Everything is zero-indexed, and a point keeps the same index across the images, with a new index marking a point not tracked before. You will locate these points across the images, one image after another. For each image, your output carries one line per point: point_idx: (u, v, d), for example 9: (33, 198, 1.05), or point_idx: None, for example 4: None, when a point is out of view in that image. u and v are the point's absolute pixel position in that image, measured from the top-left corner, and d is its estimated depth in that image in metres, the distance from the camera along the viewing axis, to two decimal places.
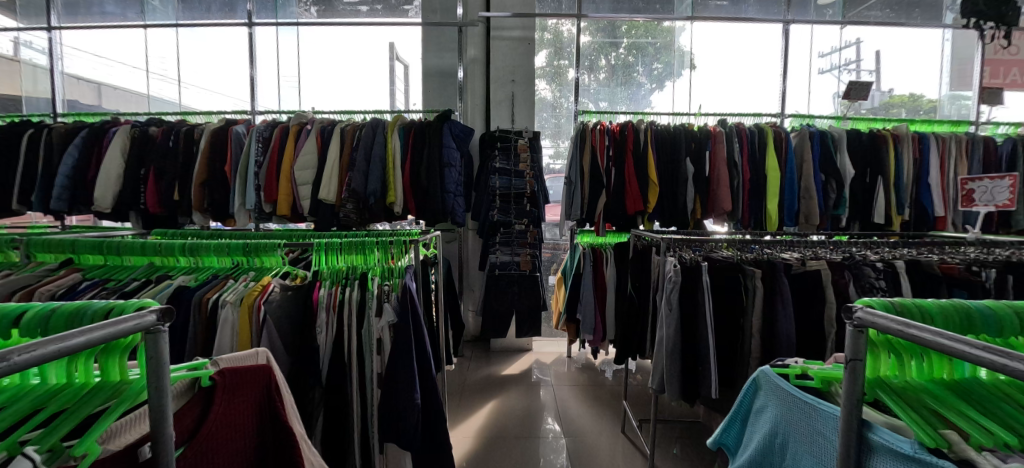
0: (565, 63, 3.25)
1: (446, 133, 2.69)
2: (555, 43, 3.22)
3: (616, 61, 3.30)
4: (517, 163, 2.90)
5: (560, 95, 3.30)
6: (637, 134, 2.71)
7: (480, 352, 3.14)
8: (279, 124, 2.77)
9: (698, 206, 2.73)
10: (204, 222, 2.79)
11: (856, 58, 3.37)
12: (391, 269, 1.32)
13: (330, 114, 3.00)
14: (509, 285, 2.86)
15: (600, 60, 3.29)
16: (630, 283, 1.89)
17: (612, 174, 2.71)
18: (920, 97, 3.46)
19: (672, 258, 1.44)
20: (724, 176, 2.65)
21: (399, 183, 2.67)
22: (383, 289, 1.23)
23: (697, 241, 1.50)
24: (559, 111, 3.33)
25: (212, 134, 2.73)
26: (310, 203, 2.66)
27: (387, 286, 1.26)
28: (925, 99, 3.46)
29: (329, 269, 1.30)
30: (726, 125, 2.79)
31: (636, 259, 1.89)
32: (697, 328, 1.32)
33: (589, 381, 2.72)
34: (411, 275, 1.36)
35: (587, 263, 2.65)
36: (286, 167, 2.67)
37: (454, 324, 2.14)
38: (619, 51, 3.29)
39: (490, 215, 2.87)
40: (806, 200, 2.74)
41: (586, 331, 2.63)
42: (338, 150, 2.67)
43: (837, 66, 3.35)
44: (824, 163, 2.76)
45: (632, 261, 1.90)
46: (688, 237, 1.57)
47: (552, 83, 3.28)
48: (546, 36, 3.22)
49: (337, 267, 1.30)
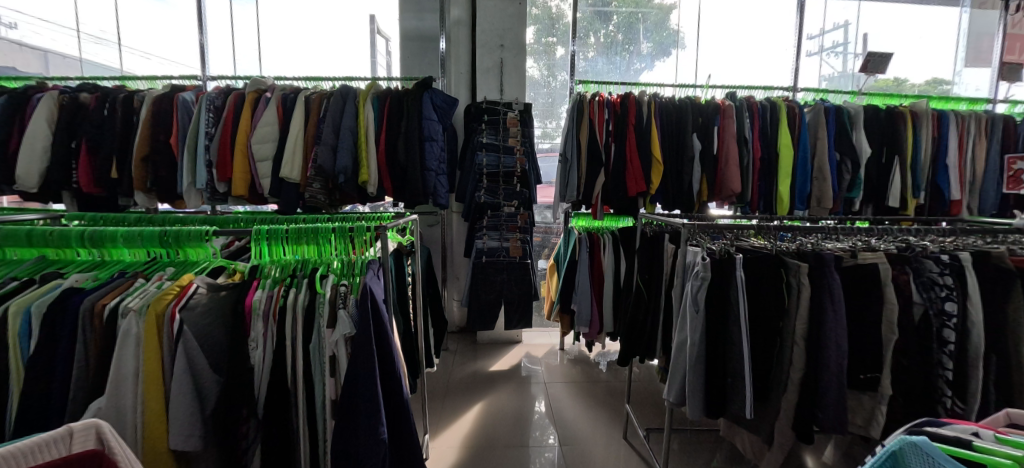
0: (555, 40, 2.98)
1: (426, 102, 2.38)
2: (545, 19, 2.95)
3: (606, 39, 3.01)
4: (506, 138, 2.61)
5: (551, 73, 3.04)
6: (639, 107, 2.43)
7: (466, 344, 2.89)
8: (233, 91, 2.43)
9: (705, 187, 2.46)
10: (150, 204, 2.44)
11: (845, 41, 3.14)
12: (351, 265, 1.07)
13: (293, 80, 2.61)
14: (498, 272, 2.61)
15: (589, 37, 2.98)
16: (639, 274, 1.63)
17: (612, 150, 2.43)
18: (903, 81, 3.25)
19: (695, 248, 1.19)
20: (735, 154, 2.40)
21: (373, 158, 2.33)
22: (338, 292, 0.95)
23: (721, 228, 1.26)
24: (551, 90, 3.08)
25: (155, 101, 2.40)
26: (271, 182, 2.31)
27: (344, 287, 0.98)
28: (908, 84, 3.25)
29: (275, 264, 1.06)
30: (736, 99, 2.55)
31: (648, 245, 1.64)
32: (727, 332, 1.09)
33: (583, 376, 2.51)
34: (378, 272, 1.08)
35: (584, 249, 2.44)
36: (242, 139, 2.31)
37: (438, 319, 1.83)
38: (608, 28, 2.99)
39: (476, 196, 2.58)
40: (819, 182, 2.52)
41: (581, 324, 2.42)
42: (302, 120, 2.34)
43: (826, 49, 3.10)
44: (840, 141, 2.55)
45: (641, 248, 1.65)
46: (709, 223, 1.34)
47: (541, 62, 3.02)
48: (535, 11, 2.94)
49: (284, 262, 1.07)
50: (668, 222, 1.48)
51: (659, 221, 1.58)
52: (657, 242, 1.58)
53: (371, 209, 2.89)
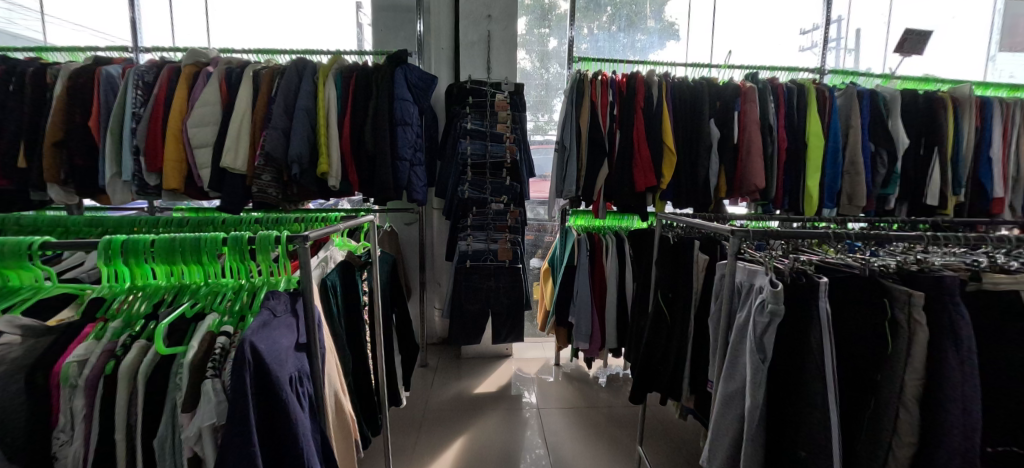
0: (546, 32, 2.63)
1: (398, 79, 2.00)
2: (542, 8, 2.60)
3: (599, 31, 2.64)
4: (493, 124, 2.26)
5: (547, 65, 2.71)
6: (648, 88, 2.09)
7: (448, 358, 2.54)
8: (168, 64, 2.03)
9: (723, 181, 2.13)
10: (68, 200, 2.03)
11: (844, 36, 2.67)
12: (244, 300, 0.80)
13: (243, 53, 2.21)
14: (484, 279, 2.26)
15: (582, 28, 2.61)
16: (662, 291, 1.27)
17: (617, 138, 2.08)
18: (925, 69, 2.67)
19: (761, 267, 0.84)
20: (758, 142, 2.07)
21: (335, 144, 1.92)
22: (212, 354, 0.69)
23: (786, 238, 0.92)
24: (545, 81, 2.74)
25: (72, 75, 1.99)
26: (210, 172, 1.92)
27: (224, 337, 0.72)
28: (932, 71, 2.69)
29: (140, 295, 0.79)
30: (758, 80, 2.22)
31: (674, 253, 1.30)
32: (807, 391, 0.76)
33: (582, 398, 2.18)
34: (291, 306, 0.75)
35: (584, 252, 2.13)
36: (174, 121, 1.92)
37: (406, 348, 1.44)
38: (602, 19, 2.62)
39: (460, 191, 2.22)
40: (851, 176, 2.21)
41: (580, 338, 2.10)
42: (249, 98, 1.94)
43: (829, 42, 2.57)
44: (873, 129, 2.24)
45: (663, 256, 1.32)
46: (769, 230, 0.99)
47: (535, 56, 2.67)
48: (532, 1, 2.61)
49: (150, 293, 0.80)
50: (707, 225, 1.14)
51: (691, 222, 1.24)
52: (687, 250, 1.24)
53: (344, 206, 2.58)
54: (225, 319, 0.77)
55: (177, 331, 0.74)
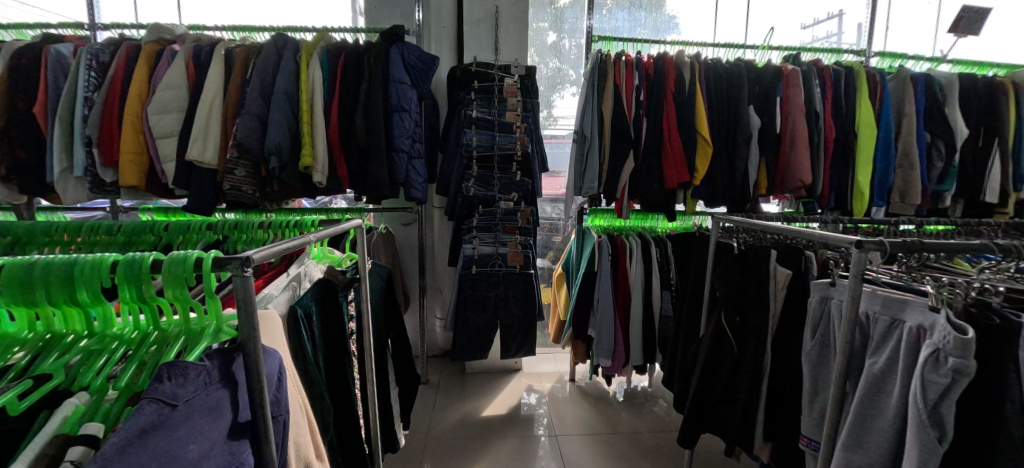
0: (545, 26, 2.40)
1: (394, 58, 1.73)
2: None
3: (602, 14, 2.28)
4: (502, 112, 2.00)
5: (557, 52, 2.45)
6: (679, 70, 1.83)
7: (451, 373, 2.29)
8: (127, 42, 1.76)
9: (763, 176, 1.88)
10: (12, 199, 1.76)
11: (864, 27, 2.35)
12: (140, 368, 0.55)
13: (216, 31, 1.93)
14: (491, 288, 2.00)
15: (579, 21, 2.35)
16: (725, 314, 1.00)
17: (644, 127, 1.82)
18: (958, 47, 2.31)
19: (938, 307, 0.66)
20: (804, 131, 1.82)
21: (320, 133, 1.65)
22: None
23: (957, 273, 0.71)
24: (555, 67, 2.48)
25: (13, 54, 1.71)
26: (175, 167, 1.65)
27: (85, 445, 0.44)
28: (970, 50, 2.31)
29: None
30: (800, 62, 1.97)
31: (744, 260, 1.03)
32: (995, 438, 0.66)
33: (604, 421, 1.93)
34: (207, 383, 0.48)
35: (605, 257, 1.87)
36: (132, 107, 1.64)
37: (403, 380, 1.18)
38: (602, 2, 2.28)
39: (464, 188, 1.96)
40: (904, 171, 1.97)
41: (602, 354, 1.84)
42: (221, 80, 1.67)
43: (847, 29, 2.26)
44: (928, 118, 2.00)
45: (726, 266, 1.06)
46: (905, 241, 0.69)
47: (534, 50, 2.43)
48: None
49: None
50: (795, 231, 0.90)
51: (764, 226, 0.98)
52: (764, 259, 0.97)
53: (339, 203, 2.37)
54: (106, 402, 0.51)
55: (10, 433, 0.45)
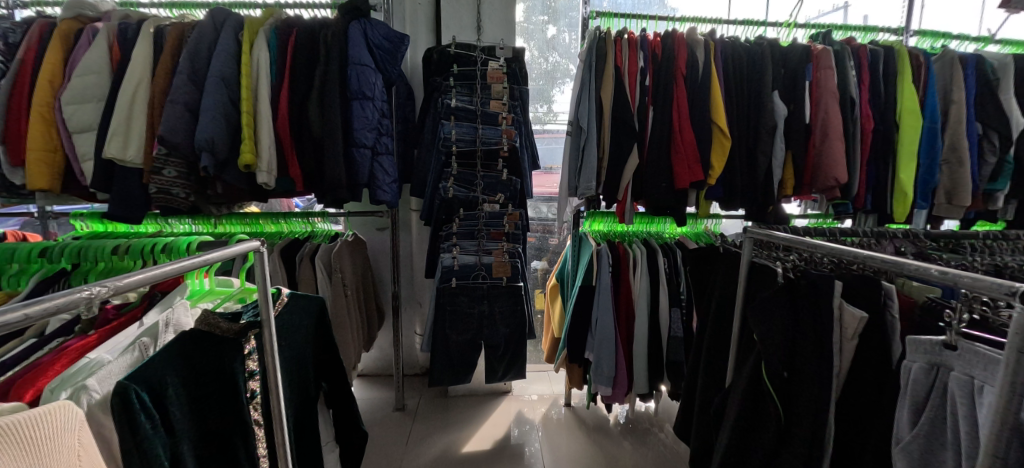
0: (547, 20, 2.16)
1: (354, 36, 1.46)
2: None
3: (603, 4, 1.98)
4: (485, 101, 1.73)
5: (551, 34, 2.18)
6: (692, 49, 1.56)
7: (432, 396, 2.03)
8: (40, 19, 1.49)
9: (790, 174, 1.61)
10: None
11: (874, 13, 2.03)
12: None
13: (154, 7, 1.67)
14: (474, 303, 1.73)
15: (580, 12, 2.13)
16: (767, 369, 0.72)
17: (650, 117, 1.55)
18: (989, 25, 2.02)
19: None
20: (838, 121, 1.55)
21: (266, 125, 1.38)
22: None
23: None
24: (550, 51, 2.20)
25: None
26: (94, 165, 1.39)
27: None
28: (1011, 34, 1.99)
29: None
30: (832, 40, 1.69)
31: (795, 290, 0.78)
32: None
33: (603, 457, 1.67)
34: None
35: (605, 269, 1.61)
36: (41, 95, 1.38)
37: (344, 439, 0.92)
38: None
39: (442, 188, 1.69)
40: (952, 167, 1.69)
41: (602, 382, 1.59)
42: (148, 63, 1.41)
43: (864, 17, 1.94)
44: (979, 105, 1.73)
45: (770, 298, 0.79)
46: None
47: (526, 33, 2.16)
48: None
49: None
50: (871, 262, 0.63)
51: (824, 247, 0.71)
52: (822, 292, 0.71)
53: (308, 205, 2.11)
54: None
55: None
